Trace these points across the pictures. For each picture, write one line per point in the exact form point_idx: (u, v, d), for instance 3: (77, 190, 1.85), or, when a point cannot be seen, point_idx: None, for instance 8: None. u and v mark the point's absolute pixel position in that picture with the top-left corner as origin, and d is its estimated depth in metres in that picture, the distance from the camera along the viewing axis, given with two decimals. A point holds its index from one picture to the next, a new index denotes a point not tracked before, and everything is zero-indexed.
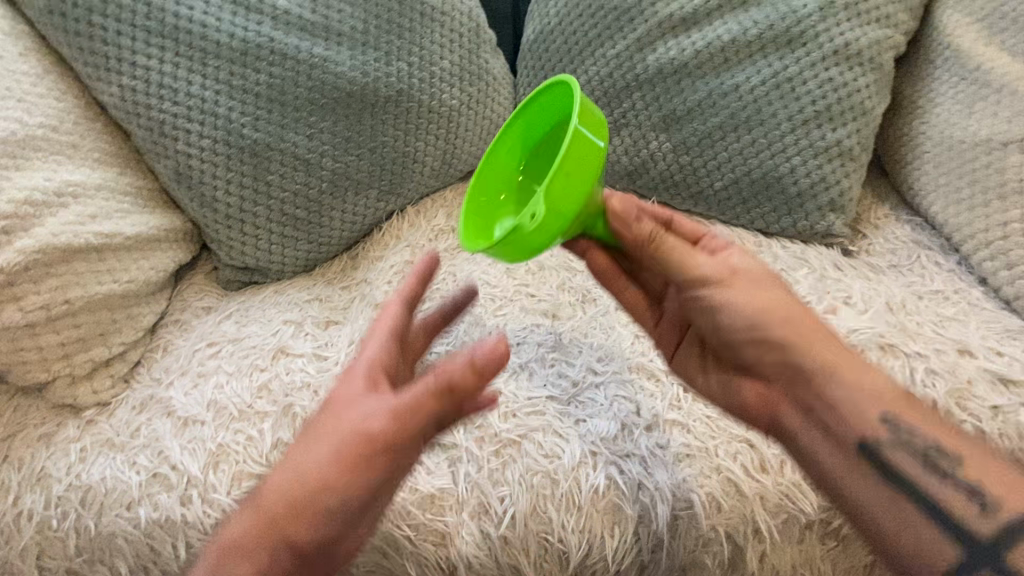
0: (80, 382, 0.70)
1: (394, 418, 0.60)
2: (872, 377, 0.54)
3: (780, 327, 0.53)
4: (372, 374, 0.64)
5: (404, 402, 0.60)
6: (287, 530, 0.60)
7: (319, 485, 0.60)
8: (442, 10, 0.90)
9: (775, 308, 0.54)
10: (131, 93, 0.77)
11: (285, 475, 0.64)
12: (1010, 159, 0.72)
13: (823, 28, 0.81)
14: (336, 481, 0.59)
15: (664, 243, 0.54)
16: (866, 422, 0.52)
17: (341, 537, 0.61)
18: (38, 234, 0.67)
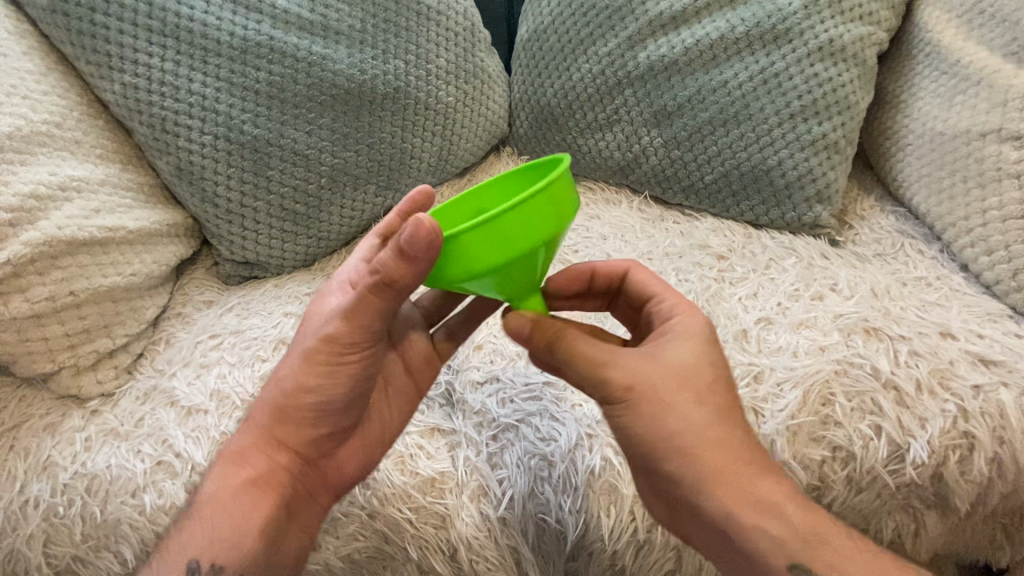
0: (84, 373, 0.72)
1: (313, 356, 0.58)
2: (794, 506, 0.51)
3: (711, 461, 0.51)
4: (311, 320, 0.64)
5: (329, 325, 0.57)
6: (221, 529, 0.57)
7: (249, 468, 0.60)
8: (438, 9, 0.92)
9: (702, 442, 0.51)
10: (133, 91, 0.79)
11: (208, 475, 0.62)
12: (990, 149, 0.75)
13: (808, 25, 0.84)
14: (267, 461, 0.60)
15: (580, 346, 0.53)
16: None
17: (286, 524, 0.60)
18: (43, 227, 0.68)
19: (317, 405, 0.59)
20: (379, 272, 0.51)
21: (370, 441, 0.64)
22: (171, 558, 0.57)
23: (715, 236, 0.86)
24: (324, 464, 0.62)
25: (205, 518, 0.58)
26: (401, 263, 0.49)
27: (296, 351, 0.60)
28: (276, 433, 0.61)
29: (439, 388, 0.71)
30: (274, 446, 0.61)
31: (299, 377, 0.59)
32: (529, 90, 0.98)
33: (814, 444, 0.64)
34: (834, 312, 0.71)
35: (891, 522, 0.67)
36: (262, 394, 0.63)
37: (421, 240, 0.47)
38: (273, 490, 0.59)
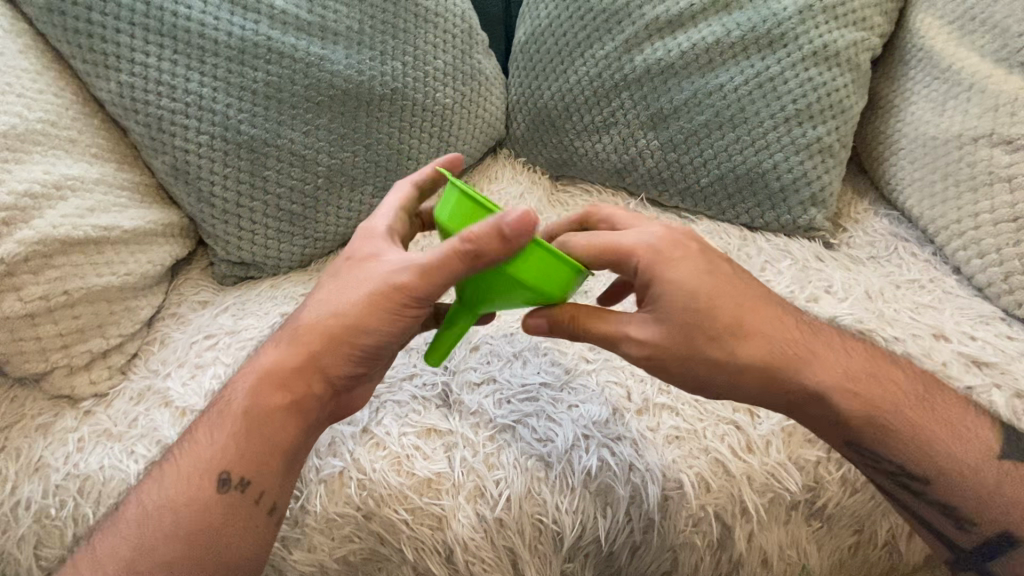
0: (78, 373, 0.71)
1: (381, 296, 0.54)
2: (839, 396, 0.57)
3: (779, 354, 0.56)
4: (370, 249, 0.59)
5: (400, 276, 0.54)
6: (247, 445, 0.57)
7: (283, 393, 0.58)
8: (435, 11, 0.92)
9: (763, 334, 0.56)
10: (130, 90, 0.78)
11: (242, 388, 0.60)
12: (981, 153, 0.76)
13: (802, 30, 0.84)
14: (302, 386, 0.58)
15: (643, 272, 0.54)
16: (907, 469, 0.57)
17: (306, 449, 0.60)
18: (38, 226, 0.68)
19: (370, 345, 0.56)
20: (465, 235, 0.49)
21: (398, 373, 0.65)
22: (196, 468, 0.57)
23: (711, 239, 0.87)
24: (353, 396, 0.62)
25: (236, 434, 0.58)
26: (494, 239, 0.48)
27: (361, 284, 0.56)
28: (318, 362, 0.57)
29: (436, 388, 0.71)
30: (312, 374, 0.58)
31: (358, 313, 0.55)
32: (526, 92, 0.99)
33: (809, 445, 0.64)
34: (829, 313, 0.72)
35: (885, 523, 0.68)
36: (307, 311, 0.59)
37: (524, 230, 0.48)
38: (305, 419, 0.59)
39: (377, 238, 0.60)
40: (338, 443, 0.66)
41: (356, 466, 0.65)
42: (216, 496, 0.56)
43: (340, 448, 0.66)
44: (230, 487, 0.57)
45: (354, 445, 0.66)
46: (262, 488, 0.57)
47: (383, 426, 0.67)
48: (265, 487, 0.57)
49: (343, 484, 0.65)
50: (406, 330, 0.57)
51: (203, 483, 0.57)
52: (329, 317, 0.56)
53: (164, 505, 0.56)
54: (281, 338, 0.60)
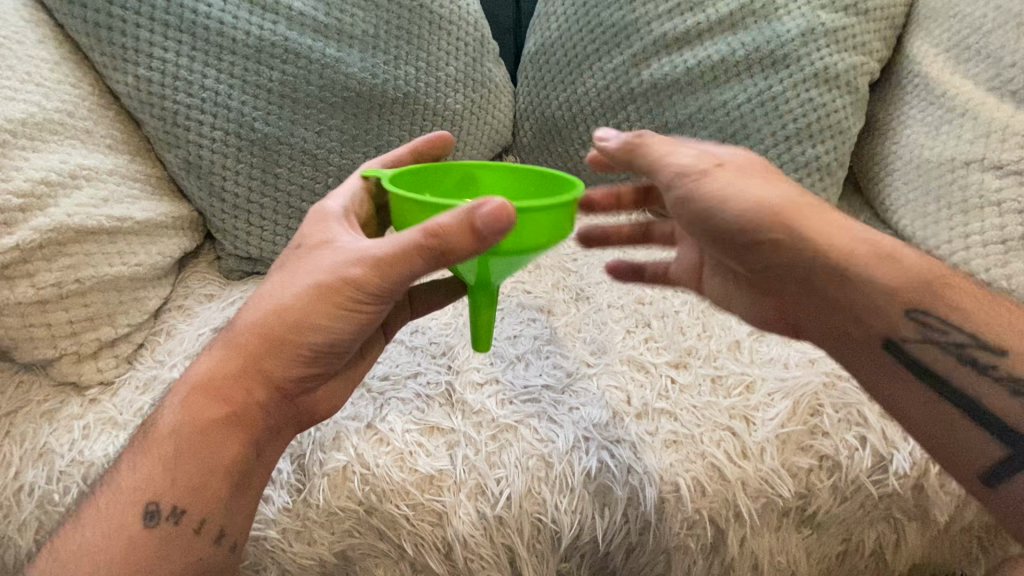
0: (85, 361, 0.72)
1: (329, 294, 0.55)
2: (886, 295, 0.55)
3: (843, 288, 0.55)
4: (319, 239, 0.59)
5: (351, 269, 0.54)
6: (183, 464, 0.56)
7: (223, 404, 0.57)
8: (449, 19, 0.94)
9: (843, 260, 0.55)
10: (146, 84, 0.80)
11: (170, 407, 0.58)
12: (973, 177, 0.79)
13: (804, 53, 0.87)
14: (245, 394, 0.58)
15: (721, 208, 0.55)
16: (900, 322, 0.55)
17: (253, 463, 0.59)
18: (53, 213, 0.69)
19: (318, 345, 0.57)
20: (440, 236, 0.49)
21: (348, 375, 0.66)
22: (118, 502, 0.55)
23: None
24: (305, 399, 0.62)
25: (167, 457, 0.56)
26: (461, 235, 0.48)
27: (308, 278, 0.56)
28: (258, 365, 0.58)
29: (439, 387, 0.73)
30: (257, 381, 0.58)
31: (304, 313, 0.56)
32: (534, 102, 1.01)
33: (802, 453, 0.66)
34: None
35: (873, 532, 0.70)
36: (244, 317, 0.59)
37: (497, 227, 0.48)
38: (245, 426, 0.58)
39: (331, 222, 0.60)
40: (343, 437, 0.67)
41: (360, 461, 0.66)
42: (145, 529, 0.54)
43: (344, 443, 0.67)
44: (160, 518, 0.54)
45: (358, 440, 0.67)
46: (201, 515, 0.56)
47: (387, 422, 0.69)
48: (207, 512, 0.56)
49: (346, 478, 0.66)
50: (357, 328, 0.57)
51: (127, 520, 0.54)
52: (273, 320, 0.57)
53: (82, 544, 0.53)
54: (217, 349, 0.60)
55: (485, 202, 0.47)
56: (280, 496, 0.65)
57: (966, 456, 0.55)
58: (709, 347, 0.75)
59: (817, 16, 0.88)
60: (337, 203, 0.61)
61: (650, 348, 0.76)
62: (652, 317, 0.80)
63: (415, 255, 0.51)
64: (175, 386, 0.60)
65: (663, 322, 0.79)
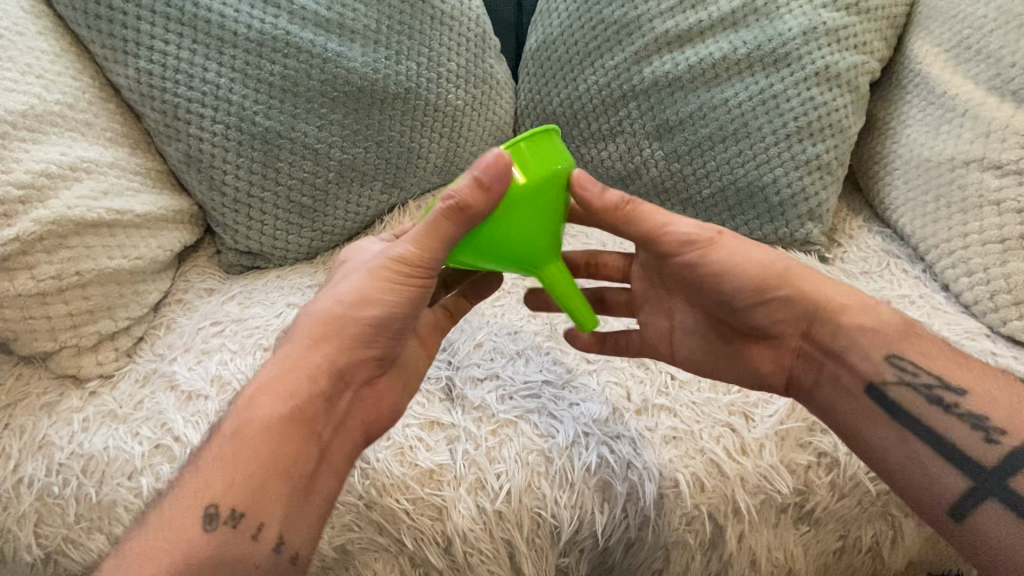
0: (85, 353, 0.72)
1: (384, 273, 0.56)
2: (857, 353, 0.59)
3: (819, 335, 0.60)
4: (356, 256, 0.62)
5: (395, 249, 0.56)
6: (247, 463, 0.53)
7: (289, 399, 0.56)
8: (451, 14, 0.94)
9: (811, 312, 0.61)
10: (147, 76, 0.79)
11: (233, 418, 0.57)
12: (972, 176, 0.79)
13: (805, 51, 0.87)
14: (310, 384, 0.56)
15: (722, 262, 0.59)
16: (876, 365, 0.58)
17: (318, 464, 0.57)
18: (53, 206, 0.69)
19: (377, 324, 0.57)
20: (455, 195, 0.50)
21: (411, 372, 0.65)
22: (179, 507, 0.52)
23: None
24: (371, 392, 0.61)
25: (227, 459, 0.53)
26: (478, 193, 0.50)
27: (355, 272, 0.58)
28: (322, 359, 0.57)
29: (439, 382, 0.73)
30: (322, 371, 0.57)
31: (365, 292, 0.56)
32: (535, 99, 1.01)
33: (800, 449, 0.66)
34: None
35: (870, 529, 0.70)
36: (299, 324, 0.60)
37: (500, 175, 0.49)
38: (310, 422, 0.56)
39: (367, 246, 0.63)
40: None
41: (360, 455, 0.66)
42: (202, 534, 0.51)
43: None
44: (218, 522, 0.51)
45: None
46: (259, 517, 0.52)
47: None
48: (264, 516, 0.53)
49: None
50: (410, 303, 0.57)
51: (185, 523, 0.51)
52: (336, 308, 0.57)
53: (143, 553, 0.48)
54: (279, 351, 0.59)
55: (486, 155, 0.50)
56: None
57: (929, 495, 0.53)
58: None
59: (819, 15, 0.88)
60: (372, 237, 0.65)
61: None
62: None
63: (443, 217, 0.52)
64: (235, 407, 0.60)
65: None
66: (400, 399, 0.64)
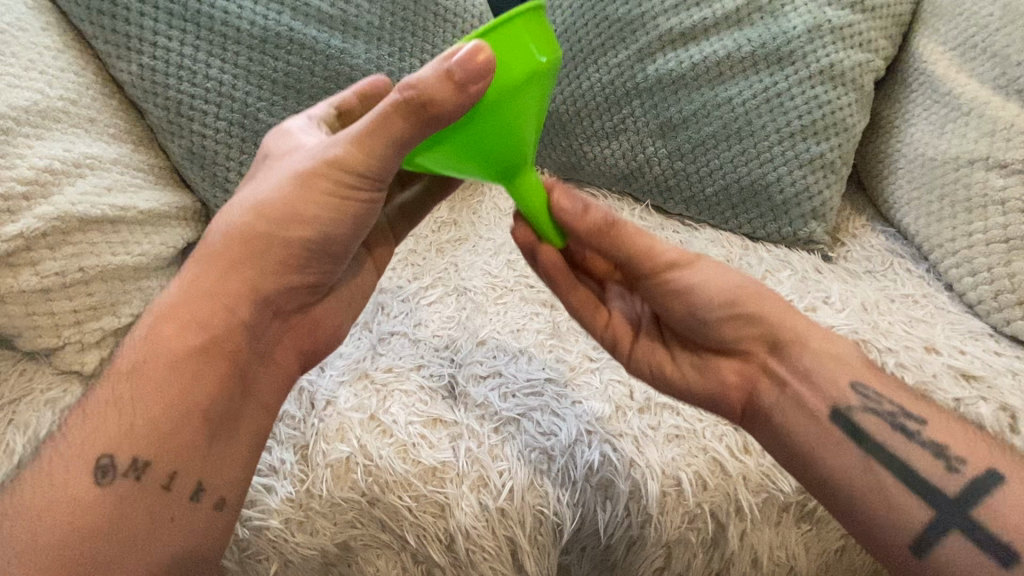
0: (88, 349, 0.72)
1: (316, 182, 0.52)
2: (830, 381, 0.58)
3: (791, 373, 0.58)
4: (281, 149, 0.57)
5: (331, 151, 0.52)
6: (154, 401, 0.52)
7: (199, 333, 0.54)
8: (454, 11, 0.94)
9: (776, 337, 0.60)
10: (150, 73, 0.79)
11: (136, 343, 0.55)
12: (977, 176, 0.79)
13: (810, 49, 0.87)
14: (226, 315, 0.55)
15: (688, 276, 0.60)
16: (841, 391, 0.56)
17: (236, 401, 0.57)
18: (56, 202, 0.69)
19: (309, 245, 0.55)
20: (422, 90, 0.46)
21: (343, 299, 0.65)
22: (80, 449, 0.51)
23: (714, 246, 0.89)
24: (295, 319, 0.61)
25: (130, 397, 0.52)
26: (442, 87, 0.46)
27: (284, 174, 0.54)
28: (244, 274, 0.55)
29: (442, 379, 0.73)
30: (239, 298, 0.55)
31: (291, 207, 0.53)
32: None
33: None
34: (826, 323, 0.75)
35: None
36: (215, 228, 0.56)
37: (476, 67, 0.45)
38: (227, 355, 0.55)
39: (297, 133, 0.58)
40: (346, 429, 0.68)
41: (363, 452, 0.66)
42: (95, 488, 0.49)
43: (347, 434, 0.67)
44: (116, 474, 0.50)
45: (361, 431, 0.67)
46: (171, 466, 0.52)
47: (390, 414, 0.69)
48: (176, 465, 0.52)
49: (349, 470, 0.66)
50: (346, 226, 0.55)
51: (81, 471, 0.50)
52: (257, 224, 0.53)
53: (49, 504, 0.48)
54: (186, 272, 0.56)
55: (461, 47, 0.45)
56: (284, 486, 0.66)
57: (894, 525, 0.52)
58: None
59: (823, 13, 0.88)
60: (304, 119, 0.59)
61: None
62: None
63: (400, 115, 0.48)
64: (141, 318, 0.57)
65: None
66: (328, 331, 0.64)
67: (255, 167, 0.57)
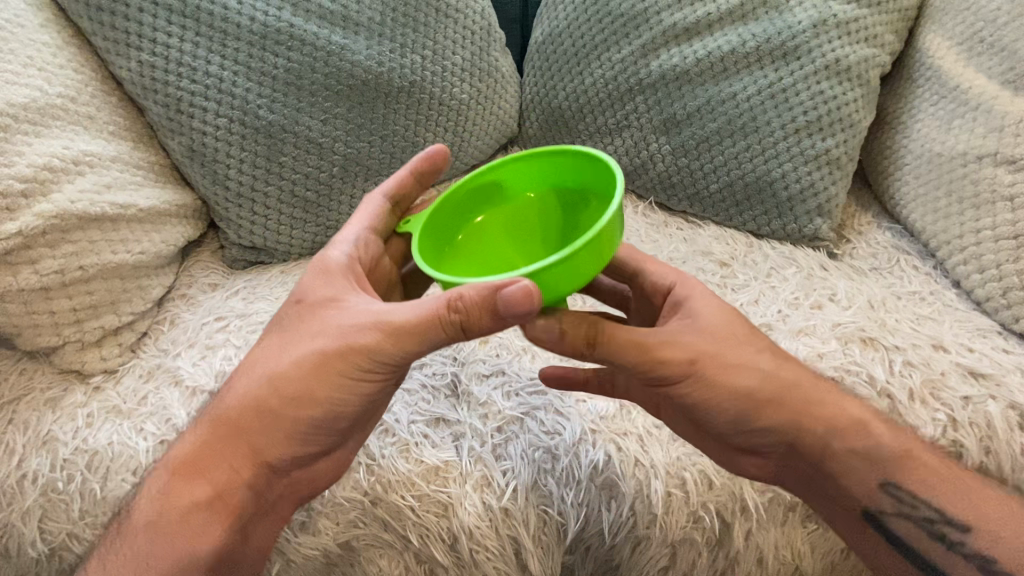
0: (89, 349, 0.72)
1: (332, 365, 0.55)
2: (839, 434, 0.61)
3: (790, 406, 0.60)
4: (326, 295, 0.59)
5: (357, 336, 0.54)
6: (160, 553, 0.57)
7: (208, 487, 0.58)
8: (455, 7, 0.93)
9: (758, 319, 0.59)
10: (149, 69, 0.79)
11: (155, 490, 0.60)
12: (985, 172, 0.78)
13: (815, 44, 0.86)
14: (231, 474, 0.58)
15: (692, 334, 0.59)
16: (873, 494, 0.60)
17: (239, 545, 0.60)
18: (56, 200, 0.68)
19: (316, 420, 0.57)
20: (460, 312, 0.48)
21: (350, 447, 0.64)
22: None
23: (718, 244, 0.88)
24: (300, 474, 0.61)
25: (141, 549, 0.57)
26: (482, 314, 0.48)
27: (307, 346, 0.57)
28: (251, 441, 0.58)
29: (445, 378, 0.72)
30: (243, 460, 0.58)
31: (305, 389, 0.56)
32: (541, 92, 1.00)
33: None
34: (833, 320, 0.74)
35: None
36: (234, 390, 0.60)
37: (517, 309, 0.46)
38: (229, 510, 0.59)
39: (336, 279, 0.60)
40: None
41: (365, 452, 0.66)
42: None
43: None
44: None
45: None
46: None
47: (392, 414, 0.68)
48: None
49: (351, 469, 0.65)
50: (355, 403, 0.57)
51: None
52: (270, 398, 0.57)
53: None
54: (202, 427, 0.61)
55: (510, 283, 0.45)
56: None
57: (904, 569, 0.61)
58: None
59: (829, 7, 0.87)
60: (342, 254, 0.62)
61: None
62: None
63: (429, 324, 0.51)
64: (161, 465, 0.62)
65: None
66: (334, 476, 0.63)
67: (292, 317, 0.60)
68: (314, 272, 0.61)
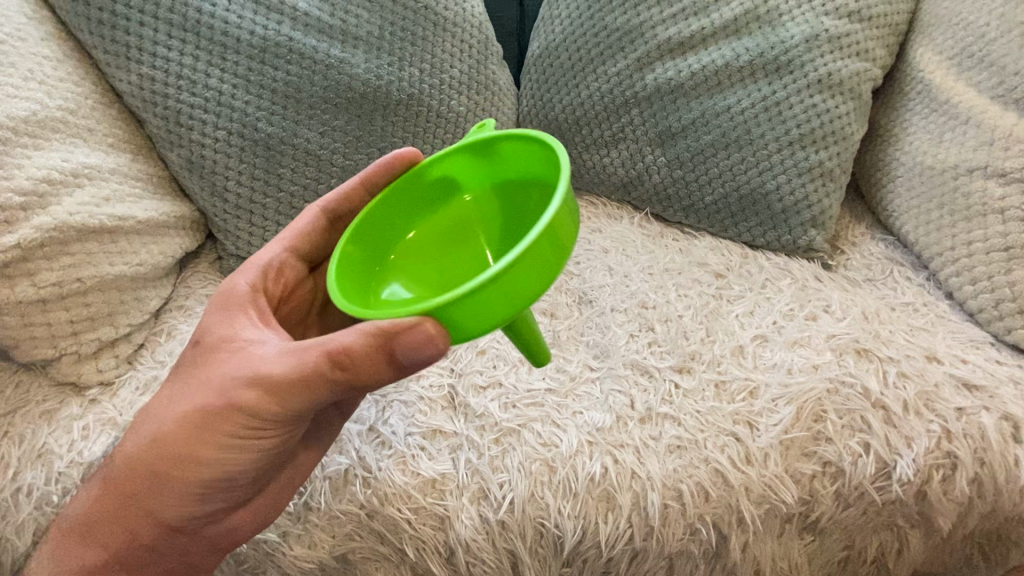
0: (86, 361, 0.71)
1: (216, 422, 0.56)
2: None
3: None
4: (218, 341, 0.59)
5: (237, 392, 0.55)
6: None
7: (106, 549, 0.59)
8: (453, 21, 0.94)
9: None
10: (149, 82, 0.79)
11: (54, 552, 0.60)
12: (976, 184, 0.79)
13: (808, 59, 0.87)
14: (123, 539, 0.58)
15: None
16: None
17: None
18: (55, 212, 0.68)
19: (210, 476, 0.58)
20: (348, 368, 0.50)
21: (277, 494, 0.63)
22: None
23: (714, 255, 0.89)
24: (207, 529, 0.61)
25: None
26: (372, 362, 0.49)
27: (192, 403, 0.57)
28: (143, 502, 0.58)
29: (442, 390, 0.72)
30: (140, 520, 0.58)
31: (191, 448, 0.57)
32: (537, 105, 1.01)
33: (805, 459, 0.66)
34: (828, 332, 0.74)
35: (875, 540, 0.71)
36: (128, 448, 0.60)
37: (419, 352, 0.46)
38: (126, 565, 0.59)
39: (238, 322, 0.60)
40: (345, 441, 0.68)
41: (362, 464, 0.66)
42: None
43: (346, 446, 0.67)
44: None
45: (360, 443, 0.67)
46: None
47: (389, 426, 0.69)
48: None
49: (348, 482, 0.65)
50: (250, 454, 0.58)
51: None
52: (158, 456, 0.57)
53: None
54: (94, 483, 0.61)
55: (405, 329, 0.45)
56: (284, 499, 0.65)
57: None
58: (713, 352, 0.74)
59: (820, 22, 0.88)
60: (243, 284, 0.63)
61: (653, 352, 0.75)
62: (655, 320, 0.79)
63: (311, 379, 0.52)
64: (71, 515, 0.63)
65: (666, 326, 0.78)
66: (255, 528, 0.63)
67: (190, 359, 0.60)
68: (217, 310, 0.62)
